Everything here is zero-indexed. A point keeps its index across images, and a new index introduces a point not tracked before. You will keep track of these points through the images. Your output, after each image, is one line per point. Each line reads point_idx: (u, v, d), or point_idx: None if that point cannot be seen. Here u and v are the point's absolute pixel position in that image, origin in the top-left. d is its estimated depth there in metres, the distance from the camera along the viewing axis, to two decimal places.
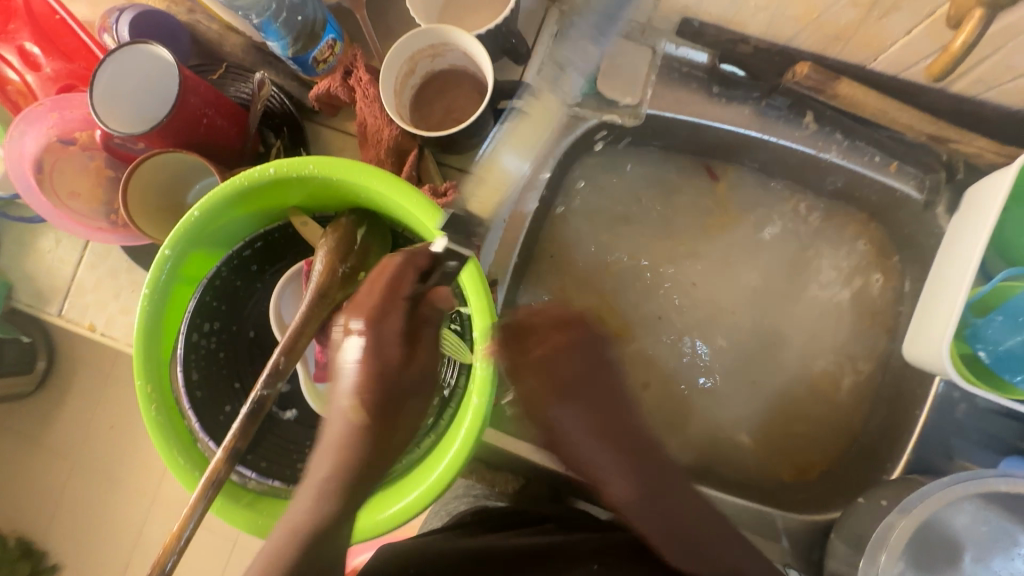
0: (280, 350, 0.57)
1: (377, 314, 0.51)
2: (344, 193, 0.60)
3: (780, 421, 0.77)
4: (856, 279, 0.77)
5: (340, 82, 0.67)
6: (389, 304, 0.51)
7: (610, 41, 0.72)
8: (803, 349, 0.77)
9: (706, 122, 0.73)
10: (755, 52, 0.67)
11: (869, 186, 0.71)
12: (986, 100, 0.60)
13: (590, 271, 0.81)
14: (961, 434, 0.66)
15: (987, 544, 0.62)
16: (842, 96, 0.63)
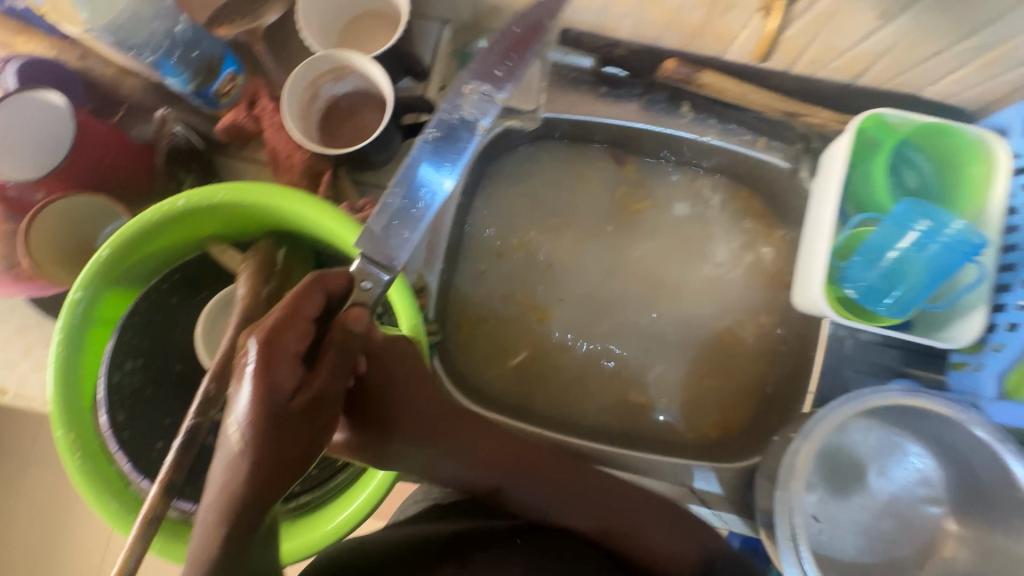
0: (210, 377, 0.57)
1: (271, 334, 0.44)
2: (258, 216, 0.62)
3: (705, 382, 0.83)
4: (752, 245, 0.85)
5: (245, 112, 0.69)
6: (285, 326, 0.45)
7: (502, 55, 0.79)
8: (716, 313, 0.84)
9: (599, 120, 0.81)
10: (629, 54, 0.75)
11: (746, 162, 0.81)
12: (821, 77, 0.70)
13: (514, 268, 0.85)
14: (852, 366, 0.75)
15: (883, 457, 0.70)
16: (706, 85, 0.72)
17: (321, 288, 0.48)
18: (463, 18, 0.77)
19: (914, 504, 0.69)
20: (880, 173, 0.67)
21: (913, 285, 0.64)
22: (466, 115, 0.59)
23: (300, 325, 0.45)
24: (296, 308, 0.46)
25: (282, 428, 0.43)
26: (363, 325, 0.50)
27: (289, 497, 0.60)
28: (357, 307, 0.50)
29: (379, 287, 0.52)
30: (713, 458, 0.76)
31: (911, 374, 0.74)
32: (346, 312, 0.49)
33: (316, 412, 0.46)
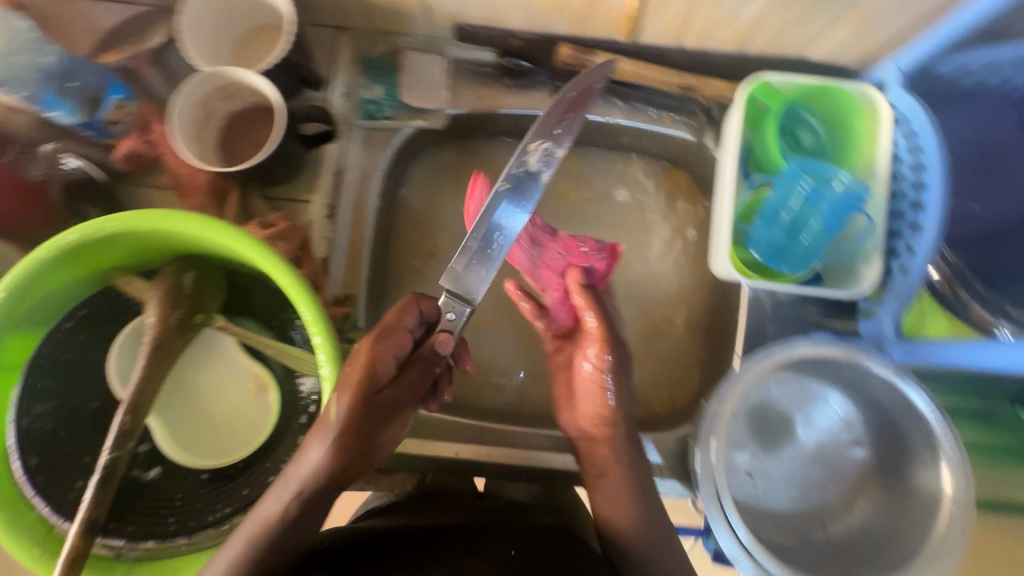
0: (123, 410, 0.57)
1: (380, 335, 0.55)
2: (162, 241, 0.61)
3: (641, 357, 0.85)
4: (672, 218, 0.87)
5: (141, 139, 0.69)
6: (388, 333, 0.55)
7: (403, 56, 0.79)
8: (646, 288, 0.86)
9: (508, 111, 0.81)
10: (526, 43, 0.77)
11: (655, 138, 0.83)
12: (709, 49, 0.73)
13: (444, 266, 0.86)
14: (774, 325, 0.77)
15: (808, 408, 0.72)
16: (602, 67, 0.74)
17: (420, 309, 0.58)
18: (360, 24, 0.77)
19: (841, 450, 0.71)
20: (772, 136, 0.70)
21: (809, 242, 0.67)
22: (530, 166, 0.57)
23: (384, 353, 0.54)
24: (396, 320, 0.56)
25: (364, 421, 0.52)
26: (450, 348, 0.57)
27: (220, 521, 0.58)
28: (445, 332, 0.57)
29: (463, 318, 0.56)
30: (654, 430, 0.78)
31: (831, 325, 0.77)
32: (438, 335, 0.57)
33: (393, 410, 0.55)
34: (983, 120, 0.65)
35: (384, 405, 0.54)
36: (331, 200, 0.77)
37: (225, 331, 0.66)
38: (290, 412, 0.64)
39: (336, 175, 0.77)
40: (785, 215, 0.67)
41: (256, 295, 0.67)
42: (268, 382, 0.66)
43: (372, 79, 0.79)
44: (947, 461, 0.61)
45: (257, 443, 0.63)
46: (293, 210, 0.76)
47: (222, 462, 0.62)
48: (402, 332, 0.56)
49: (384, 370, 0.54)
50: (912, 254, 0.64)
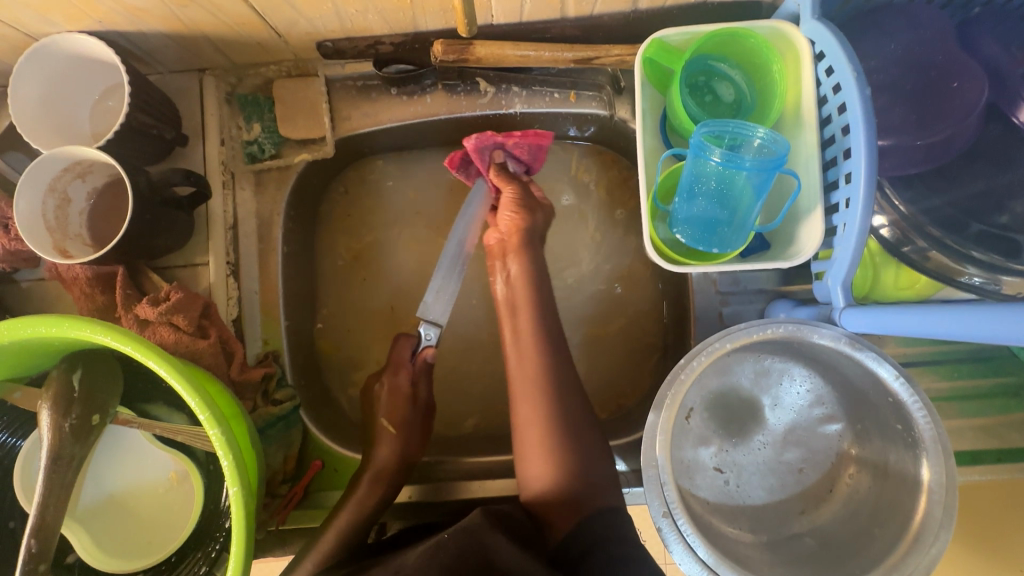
0: (29, 533, 0.54)
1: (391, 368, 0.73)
2: (34, 349, 0.56)
3: (597, 355, 0.80)
4: (604, 202, 0.81)
5: (7, 237, 0.64)
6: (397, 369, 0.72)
7: (275, 86, 0.73)
8: (590, 282, 0.81)
9: (401, 123, 0.75)
10: (397, 46, 0.69)
11: (566, 119, 0.75)
12: (598, 14, 0.65)
13: (374, 298, 0.81)
14: (726, 301, 0.71)
15: (773, 389, 0.66)
16: (483, 58, 0.67)
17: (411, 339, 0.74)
18: (219, 62, 0.71)
19: (812, 428, 0.65)
20: (679, 101, 0.61)
21: (738, 213, 0.59)
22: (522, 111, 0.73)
23: (399, 381, 0.72)
24: (399, 355, 0.73)
25: (406, 422, 0.70)
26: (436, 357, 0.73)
27: None
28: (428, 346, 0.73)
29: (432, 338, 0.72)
30: (619, 433, 0.74)
31: (789, 292, 0.70)
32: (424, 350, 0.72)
33: (423, 418, 0.73)
34: (918, 37, 0.57)
35: (420, 413, 0.73)
36: (231, 258, 0.72)
37: (134, 424, 0.62)
38: (216, 495, 0.62)
39: (231, 229, 0.72)
40: (705, 186, 0.59)
41: (160, 379, 0.63)
42: (189, 470, 0.62)
43: (248, 116, 0.74)
44: (923, 439, 0.53)
45: (186, 532, 0.60)
46: (191, 276, 0.71)
47: (152, 561, 0.60)
48: (405, 362, 0.72)
49: (406, 391, 0.71)
50: (849, 209, 0.54)
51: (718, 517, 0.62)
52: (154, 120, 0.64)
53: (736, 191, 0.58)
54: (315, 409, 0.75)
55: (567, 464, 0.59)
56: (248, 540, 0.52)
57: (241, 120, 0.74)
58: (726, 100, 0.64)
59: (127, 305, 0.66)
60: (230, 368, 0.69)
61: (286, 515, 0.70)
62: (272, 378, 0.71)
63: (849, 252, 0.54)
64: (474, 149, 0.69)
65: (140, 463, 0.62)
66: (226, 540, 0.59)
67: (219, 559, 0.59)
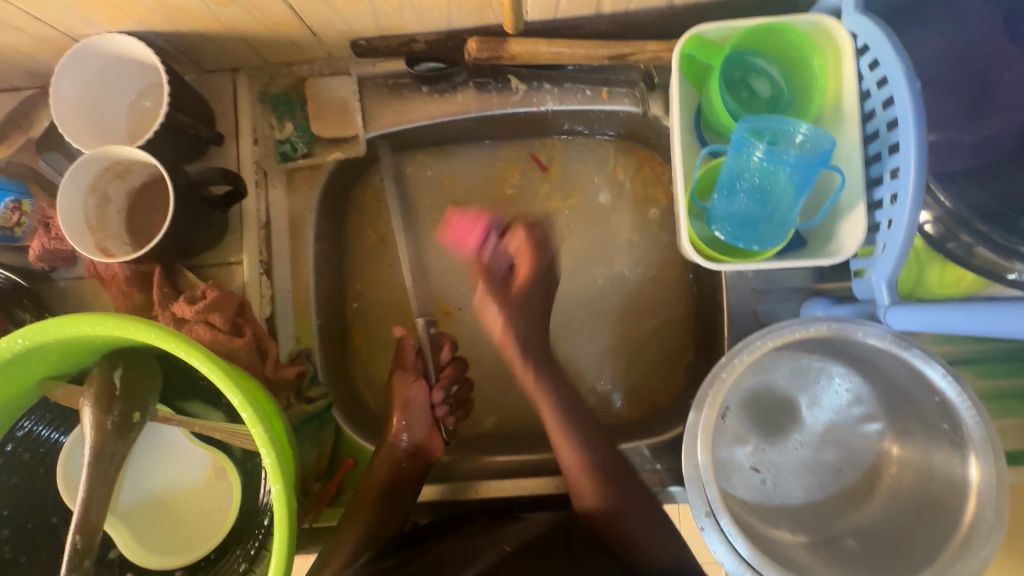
0: (73, 529, 0.55)
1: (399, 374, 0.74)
2: (79, 346, 0.57)
3: (627, 353, 0.80)
4: (634, 199, 0.80)
5: (48, 236, 0.65)
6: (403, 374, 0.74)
7: (308, 85, 0.73)
8: (620, 280, 0.80)
9: (432, 122, 0.75)
10: (430, 45, 0.69)
11: (597, 116, 0.75)
12: (633, 10, 0.64)
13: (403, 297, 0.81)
14: (760, 299, 0.70)
15: (812, 388, 0.65)
16: (517, 55, 0.66)
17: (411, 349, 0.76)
18: (252, 62, 0.72)
19: (851, 428, 0.64)
20: (717, 96, 0.61)
21: (779, 208, 0.58)
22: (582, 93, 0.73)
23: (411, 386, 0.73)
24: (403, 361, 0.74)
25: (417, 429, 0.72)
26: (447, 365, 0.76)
27: None
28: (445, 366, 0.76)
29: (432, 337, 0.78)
30: (653, 432, 0.73)
31: (825, 290, 0.69)
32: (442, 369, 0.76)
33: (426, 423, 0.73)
34: (963, 31, 0.55)
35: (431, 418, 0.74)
36: (264, 256, 0.72)
37: (172, 422, 0.62)
38: (254, 491, 0.62)
39: (264, 228, 0.72)
40: (746, 182, 0.58)
41: (197, 377, 0.63)
42: (227, 467, 0.63)
43: (281, 115, 0.74)
44: (971, 440, 0.52)
45: (224, 531, 0.60)
46: (225, 275, 0.71)
47: (192, 557, 0.60)
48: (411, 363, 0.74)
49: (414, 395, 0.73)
50: (895, 205, 0.54)
51: (756, 517, 0.61)
52: (192, 119, 0.64)
53: (779, 186, 0.57)
54: (347, 408, 0.75)
55: (604, 496, 0.62)
56: (292, 538, 0.53)
57: (273, 120, 0.74)
58: (763, 96, 0.63)
59: (164, 304, 0.66)
60: (264, 367, 0.69)
61: (319, 512, 0.70)
62: (305, 376, 0.72)
63: (896, 249, 0.53)
64: (458, 219, 0.69)
65: (179, 461, 0.63)
66: (265, 536, 0.60)
67: (258, 557, 0.59)
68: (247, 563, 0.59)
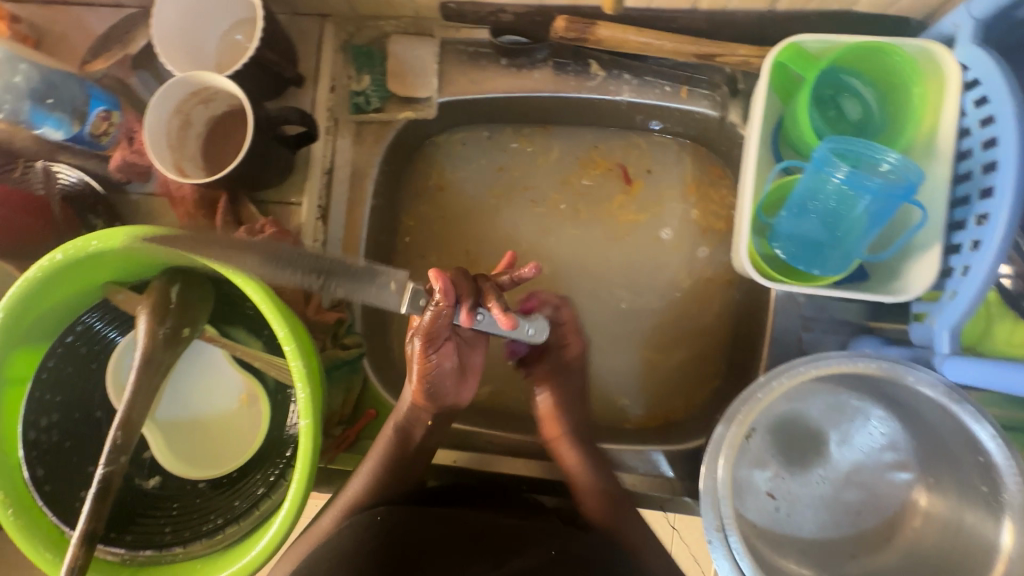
0: (116, 425, 0.58)
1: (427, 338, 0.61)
2: (144, 256, 0.60)
3: (658, 355, 0.79)
4: (692, 203, 0.79)
5: (130, 149, 0.69)
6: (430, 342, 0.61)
7: (390, 41, 0.74)
8: (663, 283, 0.79)
9: (505, 95, 0.74)
10: (518, 17, 0.70)
11: (671, 114, 0.73)
12: (733, 9, 0.62)
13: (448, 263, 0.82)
14: (807, 326, 0.68)
15: (845, 425, 0.63)
16: (603, 40, 0.65)
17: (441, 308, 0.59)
18: (342, 10, 0.73)
19: (878, 472, 0.63)
20: (804, 110, 0.58)
21: (849, 235, 0.56)
22: (663, 88, 0.71)
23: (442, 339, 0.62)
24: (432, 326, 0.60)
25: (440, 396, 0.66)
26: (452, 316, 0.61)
27: (215, 530, 0.60)
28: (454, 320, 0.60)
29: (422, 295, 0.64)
30: (670, 440, 0.74)
31: (877, 328, 0.67)
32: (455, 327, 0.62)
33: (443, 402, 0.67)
34: None
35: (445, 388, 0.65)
36: (323, 201, 0.74)
37: (216, 343, 0.66)
38: (280, 422, 0.65)
39: (327, 174, 0.74)
40: (820, 204, 0.56)
41: (245, 306, 0.66)
42: (259, 395, 0.66)
43: (359, 68, 0.74)
44: (1006, 502, 0.50)
45: (251, 452, 0.64)
46: (284, 213, 0.73)
47: (216, 474, 0.63)
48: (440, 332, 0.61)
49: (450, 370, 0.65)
50: (976, 251, 0.51)
51: (765, 543, 0.60)
52: (279, 59, 0.66)
53: (854, 212, 0.55)
54: (377, 361, 0.78)
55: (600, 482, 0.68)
56: (314, 469, 0.55)
57: (352, 70, 0.75)
58: (851, 118, 0.61)
59: (225, 231, 0.69)
60: (306, 308, 0.71)
61: (335, 454, 0.73)
62: (343, 323, 0.74)
63: (970, 295, 0.51)
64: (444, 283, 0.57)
65: (216, 382, 0.66)
66: (286, 467, 0.62)
67: (277, 484, 0.61)
68: (265, 488, 0.61)
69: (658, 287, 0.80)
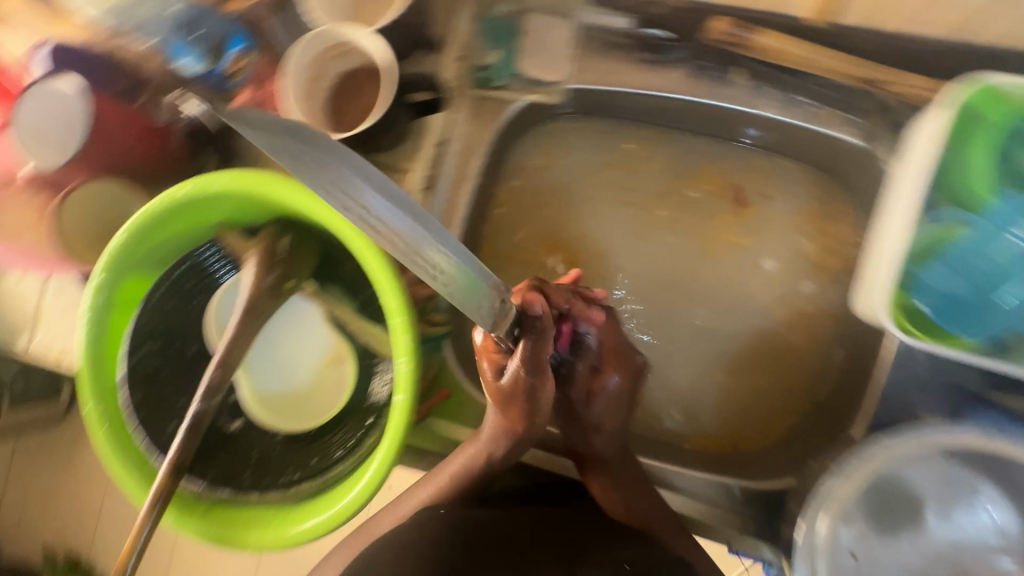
0: (214, 365, 0.59)
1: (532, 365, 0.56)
2: (260, 203, 0.61)
3: (743, 384, 0.76)
4: (808, 234, 0.75)
5: (256, 92, 0.69)
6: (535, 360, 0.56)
7: (527, 18, 0.71)
8: (761, 311, 0.76)
9: (635, 91, 0.71)
10: (672, 12, 0.65)
11: (811, 137, 0.69)
12: (915, 35, 0.57)
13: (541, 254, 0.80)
14: (922, 386, 0.63)
15: (951, 500, 0.59)
16: (763, 48, 0.62)
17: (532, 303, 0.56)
18: None
19: (981, 555, 0.59)
20: (980, 158, 0.53)
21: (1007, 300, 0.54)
22: (809, 108, 0.66)
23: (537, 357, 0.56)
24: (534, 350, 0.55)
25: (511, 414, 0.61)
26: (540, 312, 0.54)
27: (289, 484, 0.60)
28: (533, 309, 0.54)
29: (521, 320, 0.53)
30: (746, 475, 0.70)
31: (1001, 403, 0.62)
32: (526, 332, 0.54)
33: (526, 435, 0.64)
34: None
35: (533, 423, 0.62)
36: (430, 172, 0.72)
37: (314, 300, 0.66)
38: (364, 387, 0.64)
39: (438, 146, 0.73)
40: (988, 263, 0.55)
41: (345, 267, 0.66)
42: (347, 357, 0.66)
43: (490, 42, 0.72)
44: None
45: (333, 414, 0.64)
46: (392, 179, 0.72)
47: (295, 428, 0.64)
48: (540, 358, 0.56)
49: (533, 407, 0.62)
50: None
51: None
52: None
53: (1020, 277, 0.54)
54: (456, 342, 0.76)
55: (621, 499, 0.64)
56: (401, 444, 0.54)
57: (482, 43, 0.72)
58: None
59: None
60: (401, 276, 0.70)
61: None
62: (432, 299, 0.73)
63: None
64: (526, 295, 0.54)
65: (306, 337, 0.66)
66: (364, 435, 0.61)
67: (355, 450, 0.60)
68: (343, 451, 0.61)
69: (754, 316, 0.76)
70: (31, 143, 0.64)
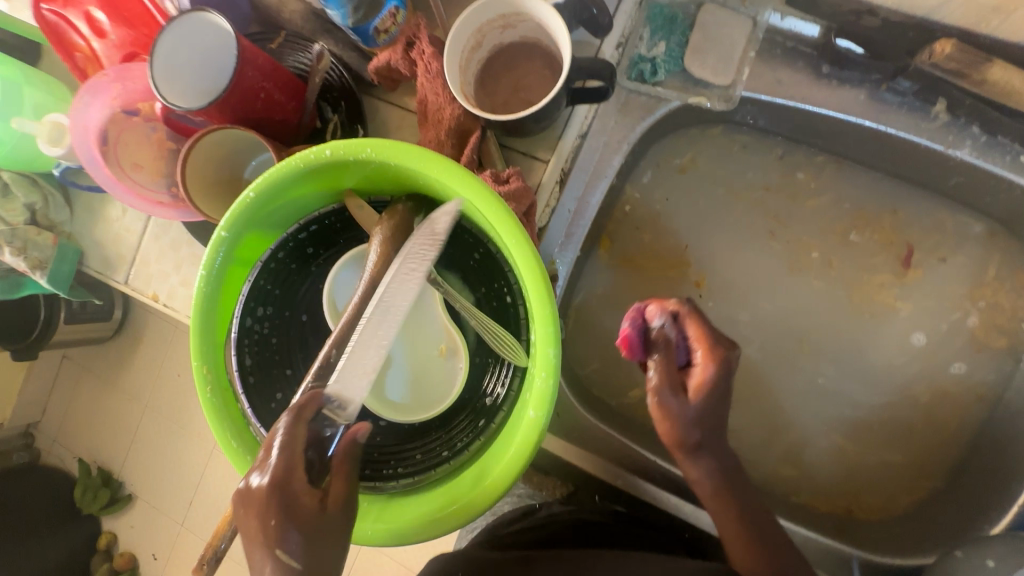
0: (331, 343, 0.55)
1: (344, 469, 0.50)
2: (401, 177, 0.56)
3: (863, 444, 0.70)
4: (964, 292, 0.68)
5: (402, 54, 0.62)
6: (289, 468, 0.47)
7: (703, 10, 0.64)
8: (898, 369, 0.69)
9: (809, 108, 0.64)
10: (884, 24, 0.58)
11: (1005, 189, 0.61)
12: None
13: (663, 268, 0.76)
14: None
15: None
16: (987, 81, 0.55)
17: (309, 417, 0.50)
18: None
19: None
20: None
21: None
22: (1017, 156, 0.58)
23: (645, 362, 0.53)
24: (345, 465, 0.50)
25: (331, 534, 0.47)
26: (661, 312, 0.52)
27: (392, 479, 0.58)
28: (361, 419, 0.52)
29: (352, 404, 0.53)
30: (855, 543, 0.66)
31: None
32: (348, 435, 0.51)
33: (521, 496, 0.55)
34: None
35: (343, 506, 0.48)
36: (567, 165, 0.67)
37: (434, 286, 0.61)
38: (476, 387, 0.61)
39: (580, 138, 0.67)
40: None
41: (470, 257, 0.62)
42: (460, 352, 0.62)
43: (655, 32, 0.65)
44: None
45: (440, 411, 0.60)
46: (527, 166, 0.66)
47: (399, 419, 0.61)
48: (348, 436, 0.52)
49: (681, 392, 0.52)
50: None
51: None
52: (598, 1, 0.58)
53: None
54: None
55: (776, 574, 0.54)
56: (529, 459, 0.50)
57: (646, 32, 0.66)
58: None
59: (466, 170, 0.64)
60: None
61: None
62: None
63: None
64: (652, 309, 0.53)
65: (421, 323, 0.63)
66: (474, 440, 0.58)
67: (462, 453, 0.58)
68: (449, 453, 0.58)
69: (892, 371, 0.69)
70: (179, 87, 0.60)
